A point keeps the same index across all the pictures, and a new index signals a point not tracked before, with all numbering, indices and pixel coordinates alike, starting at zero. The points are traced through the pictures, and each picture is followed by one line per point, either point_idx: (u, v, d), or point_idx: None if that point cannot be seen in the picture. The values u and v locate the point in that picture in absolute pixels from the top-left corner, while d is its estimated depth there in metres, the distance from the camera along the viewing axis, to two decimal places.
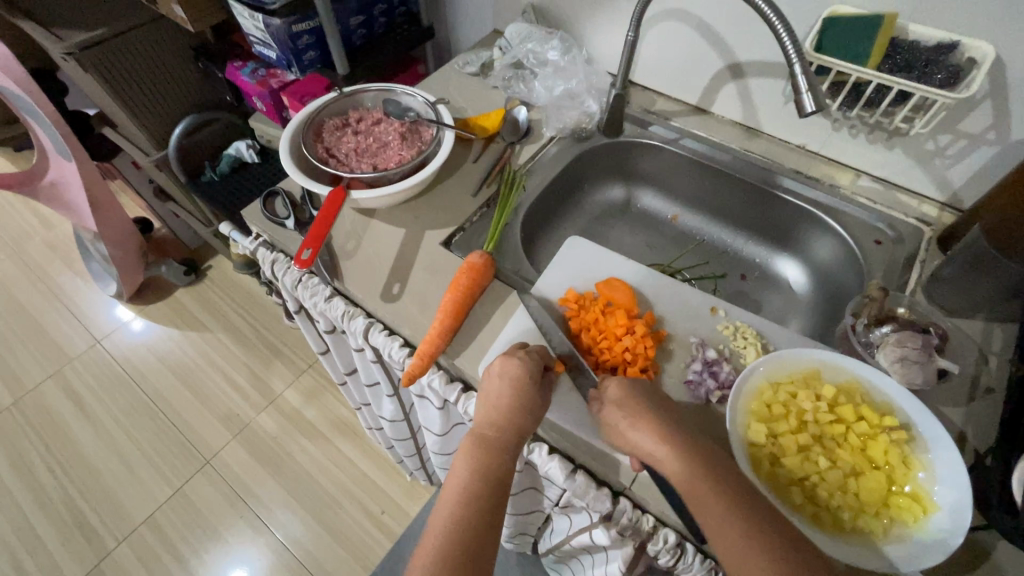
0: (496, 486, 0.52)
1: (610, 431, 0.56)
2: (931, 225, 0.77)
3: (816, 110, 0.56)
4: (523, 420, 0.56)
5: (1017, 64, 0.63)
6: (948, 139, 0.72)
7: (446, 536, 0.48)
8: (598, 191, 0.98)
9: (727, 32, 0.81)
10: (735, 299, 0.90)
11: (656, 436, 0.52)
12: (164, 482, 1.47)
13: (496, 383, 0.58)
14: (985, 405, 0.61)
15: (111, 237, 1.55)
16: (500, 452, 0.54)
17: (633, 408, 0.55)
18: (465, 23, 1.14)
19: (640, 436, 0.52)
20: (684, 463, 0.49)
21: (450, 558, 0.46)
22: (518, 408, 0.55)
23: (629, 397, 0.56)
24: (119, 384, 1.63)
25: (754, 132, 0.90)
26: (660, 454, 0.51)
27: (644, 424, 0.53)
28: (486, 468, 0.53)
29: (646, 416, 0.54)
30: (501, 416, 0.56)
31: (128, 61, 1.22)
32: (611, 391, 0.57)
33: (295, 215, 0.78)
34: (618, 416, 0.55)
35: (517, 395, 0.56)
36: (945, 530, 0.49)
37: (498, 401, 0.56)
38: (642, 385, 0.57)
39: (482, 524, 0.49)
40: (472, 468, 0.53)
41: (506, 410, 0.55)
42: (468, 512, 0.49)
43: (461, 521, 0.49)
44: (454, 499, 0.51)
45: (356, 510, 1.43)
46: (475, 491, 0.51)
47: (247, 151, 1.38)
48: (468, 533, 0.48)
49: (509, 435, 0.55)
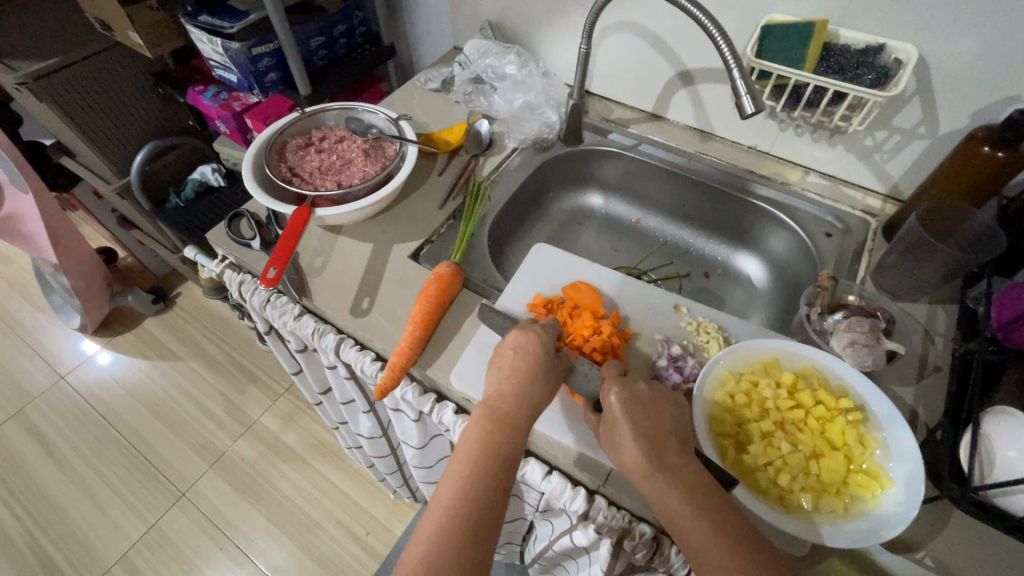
0: (507, 451, 0.52)
1: (606, 441, 0.54)
2: (876, 216, 0.81)
3: (755, 111, 0.59)
4: (537, 390, 0.56)
5: (937, 63, 0.68)
6: (884, 134, 0.77)
7: (460, 494, 0.48)
8: (562, 199, 1.01)
9: (675, 42, 0.85)
10: (699, 296, 0.93)
11: (649, 458, 0.50)
12: (137, 519, 1.42)
13: (509, 356, 0.59)
14: (933, 381, 0.64)
15: (73, 268, 1.51)
16: (516, 419, 0.54)
17: (635, 424, 0.52)
18: (425, 40, 1.16)
19: (638, 458, 0.50)
20: (681, 498, 0.48)
21: (461, 516, 0.47)
22: (533, 375, 0.57)
23: (627, 415, 0.53)
24: (86, 420, 1.58)
25: (708, 135, 0.94)
26: (644, 475, 0.49)
27: (643, 445, 0.50)
28: (500, 433, 0.53)
29: (648, 442, 0.51)
30: (517, 386, 0.56)
31: (83, 88, 1.20)
32: (613, 405, 0.54)
33: (261, 235, 0.78)
34: (619, 431, 0.52)
35: (533, 363, 0.58)
36: (901, 503, 0.52)
37: (511, 370, 0.58)
38: (644, 399, 0.55)
39: (494, 485, 0.50)
40: (486, 435, 0.52)
41: (519, 379, 0.56)
42: (479, 474, 0.50)
43: (472, 481, 0.49)
44: (463, 461, 0.51)
45: (340, 533, 1.40)
46: (485, 455, 0.51)
47: (212, 175, 1.39)
48: (478, 493, 0.49)
49: (523, 403, 0.55)
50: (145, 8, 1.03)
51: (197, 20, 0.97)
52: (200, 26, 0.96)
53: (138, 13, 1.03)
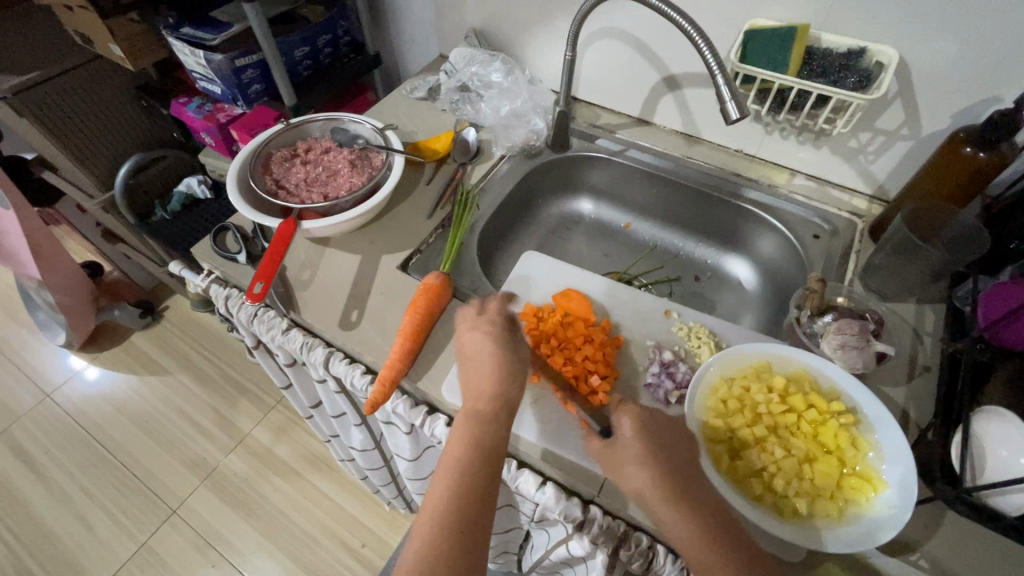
0: (487, 449, 0.52)
1: (612, 464, 0.53)
2: (862, 217, 0.82)
3: (740, 116, 0.59)
4: (506, 383, 0.56)
5: (918, 65, 0.69)
6: (869, 135, 0.78)
7: (447, 498, 0.48)
8: (552, 205, 1.01)
9: (660, 47, 0.85)
10: (690, 300, 0.93)
11: (664, 485, 0.50)
12: (127, 538, 1.39)
13: (475, 353, 0.59)
14: (923, 381, 0.64)
15: (57, 284, 1.49)
16: (494, 419, 0.54)
17: (648, 449, 0.52)
18: (411, 48, 1.16)
19: (648, 484, 0.50)
20: (690, 528, 0.48)
21: (449, 519, 0.47)
22: (502, 369, 0.57)
23: (641, 439, 0.53)
24: (73, 438, 1.55)
25: (695, 139, 0.94)
26: (654, 502, 0.50)
27: (656, 470, 0.50)
28: (479, 435, 0.52)
29: (660, 467, 0.51)
30: (487, 381, 0.56)
31: (64, 102, 1.19)
32: (625, 427, 0.54)
33: (247, 249, 0.77)
34: (629, 455, 0.52)
35: (495, 356, 0.57)
36: (895, 505, 0.52)
37: (480, 366, 0.58)
38: (657, 423, 0.54)
39: (479, 486, 0.49)
40: (466, 436, 0.52)
41: (489, 375, 0.56)
42: (461, 479, 0.49)
43: (458, 486, 0.49)
44: (447, 470, 0.51)
45: (335, 547, 1.39)
46: (466, 459, 0.51)
47: (199, 187, 1.37)
48: (463, 497, 0.48)
49: (494, 399, 0.55)
50: (126, 20, 1.02)
51: (179, 32, 0.96)
52: (183, 38, 0.95)
53: (119, 26, 1.01)
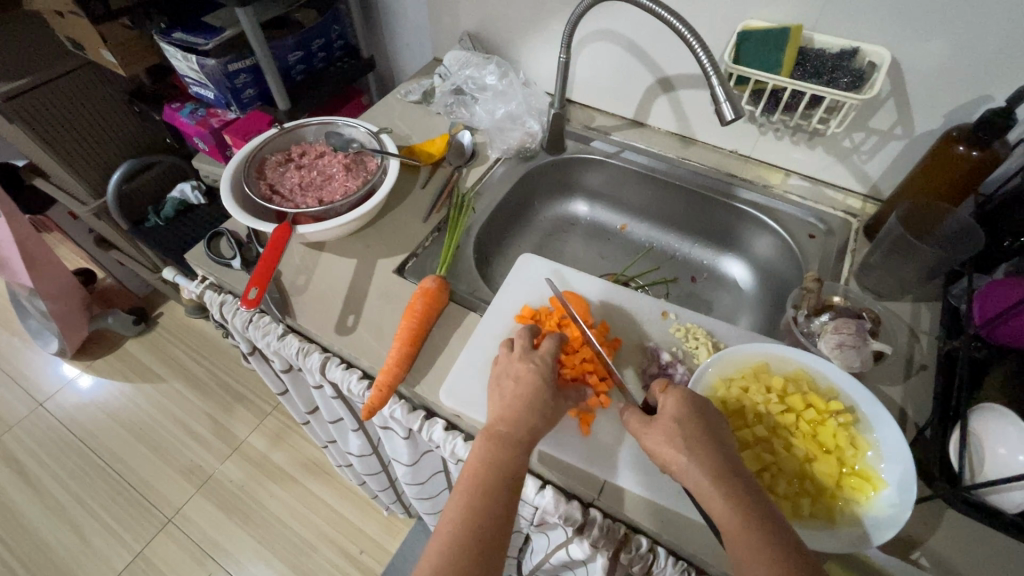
0: (507, 482, 0.50)
1: (655, 444, 0.51)
2: (857, 216, 0.82)
3: (735, 117, 0.59)
4: (537, 418, 0.54)
5: (910, 65, 0.69)
6: (863, 135, 0.78)
7: (461, 526, 0.47)
8: (547, 208, 1.01)
9: (654, 49, 0.86)
10: (687, 301, 0.93)
11: (709, 463, 0.47)
12: (122, 548, 1.38)
13: (509, 383, 0.57)
14: (920, 380, 0.64)
15: (49, 292, 1.47)
16: (516, 449, 0.52)
17: (693, 428, 0.50)
18: (405, 52, 1.15)
19: (691, 463, 0.48)
20: (730, 505, 0.45)
21: (460, 546, 0.46)
22: (532, 407, 0.54)
23: (689, 418, 0.51)
24: (66, 447, 1.53)
25: (690, 140, 0.95)
26: (698, 477, 0.47)
27: (697, 449, 0.49)
28: (496, 461, 0.51)
29: (700, 446, 0.49)
30: (517, 414, 0.54)
31: (55, 108, 1.18)
32: (667, 406, 0.52)
33: (241, 255, 0.77)
34: (670, 434, 0.50)
35: (532, 392, 0.55)
36: (894, 504, 0.52)
37: (509, 399, 0.55)
38: (704, 404, 0.53)
39: (494, 516, 0.48)
40: (487, 464, 0.51)
41: (520, 408, 0.54)
42: (474, 502, 0.48)
43: (473, 512, 0.48)
44: (462, 492, 0.50)
45: (333, 553, 1.38)
46: (483, 484, 0.50)
47: (193, 193, 1.36)
48: (477, 526, 0.47)
49: (523, 431, 0.53)
50: (117, 26, 1.01)
51: (171, 37, 0.95)
52: (175, 43, 0.95)
53: (111, 32, 1.01)
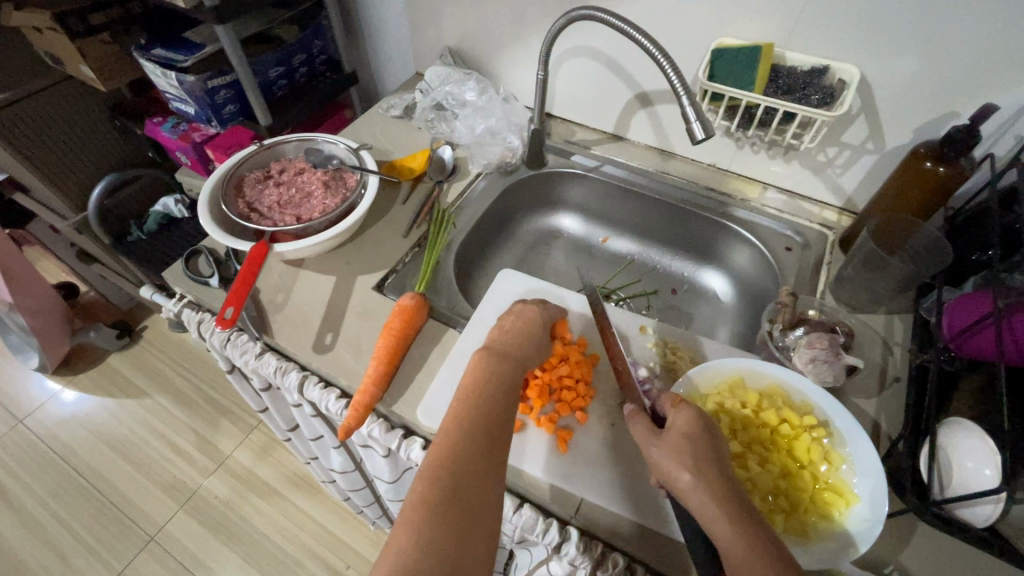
0: (511, 381, 0.54)
1: (661, 457, 0.49)
2: (833, 229, 0.83)
3: (707, 136, 0.60)
4: (534, 344, 0.60)
5: (879, 82, 0.71)
6: (836, 150, 0.79)
7: (474, 404, 0.49)
8: (530, 221, 1.01)
9: (631, 65, 0.87)
10: (668, 313, 0.93)
11: (716, 488, 0.45)
12: (103, 567, 1.35)
13: (511, 319, 0.63)
14: (894, 392, 0.65)
15: (29, 307, 1.45)
16: (516, 364, 0.56)
17: (704, 450, 0.48)
18: (388, 66, 1.16)
19: (697, 482, 0.46)
20: (733, 523, 0.43)
21: (474, 420, 0.48)
22: (531, 336, 0.60)
23: (698, 437, 0.49)
24: (46, 465, 1.51)
25: (669, 154, 0.95)
26: (703, 500, 0.45)
27: (704, 469, 0.47)
28: (496, 365, 0.54)
29: (709, 464, 0.47)
30: (518, 340, 0.60)
31: (34, 123, 1.17)
32: (678, 421, 0.51)
33: (219, 273, 0.76)
34: (681, 451, 0.48)
35: (530, 326, 0.62)
36: (866, 519, 0.52)
37: (511, 329, 0.61)
38: (713, 428, 0.51)
39: (502, 405, 0.50)
40: (494, 365, 0.54)
41: (520, 335, 0.60)
42: (481, 396, 0.50)
43: (485, 396, 0.50)
44: (472, 381, 0.52)
45: (319, 569, 1.36)
46: (492, 378, 0.53)
47: (176, 207, 1.35)
48: (488, 405, 0.49)
49: (522, 350, 0.58)
50: (97, 41, 1.01)
51: (150, 54, 0.95)
52: (154, 60, 0.95)
53: (90, 48, 1.01)
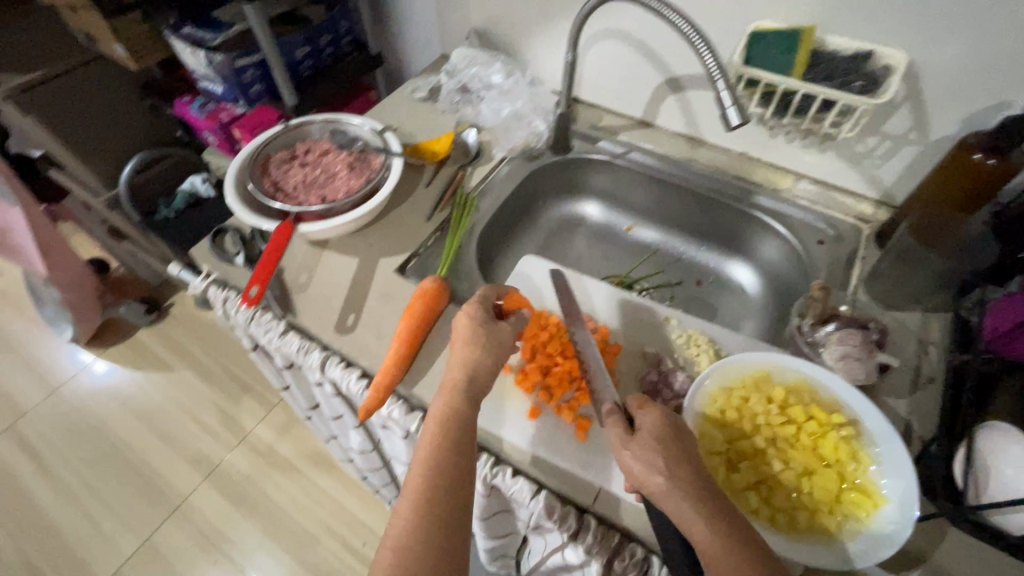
0: (464, 428, 0.54)
1: (630, 459, 0.50)
2: (868, 222, 0.80)
3: (742, 122, 0.58)
4: (482, 365, 0.58)
5: (927, 68, 0.67)
6: (875, 140, 0.76)
7: (429, 470, 0.51)
8: (553, 208, 1.00)
9: (663, 49, 0.84)
10: (691, 305, 0.91)
11: (691, 493, 0.46)
12: (131, 533, 1.40)
13: (458, 335, 0.60)
14: (928, 393, 0.63)
15: (63, 281, 1.50)
16: (469, 403, 0.56)
17: (674, 450, 0.49)
18: (414, 48, 1.15)
19: (672, 486, 0.47)
20: (711, 528, 0.45)
21: (430, 489, 0.50)
22: (478, 354, 0.59)
23: (666, 437, 0.50)
24: (79, 433, 1.57)
25: (698, 142, 0.93)
26: (679, 503, 0.46)
27: (680, 473, 0.47)
28: (454, 417, 0.55)
29: (684, 468, 0.48)
30: (465, 363, 0.58)
31: (70, 100, 1.21)
32: (647, 423, 0.51)
33: (245, 251, 0.78)
34: (653, 453, 0.49)
35: (475, 339, 0.59)
36: (895, 522, 0.50)
37: (456, 351, 0.59)
38: (681, 425, 0.52)
39: (456, 462, 0.52)
40: (444, 414, 0.55)
41: (466, 356, 0.58)
42: (437, 463, 0.51)
43: (439, 457, 0.52)
44: (428, 442, 0.53)
45: (336, 545, 1.39)
46: (445, 434, 0.53)
47: (203, 185, 1.38)
48: (443, 469, 0.51)
49: (471, 380, 0.57)
50: (129, 20, 1.02)
51: (180, 32, 0.97)
52: (185, 39, 0.96)
53: (122, 26, 1.02)
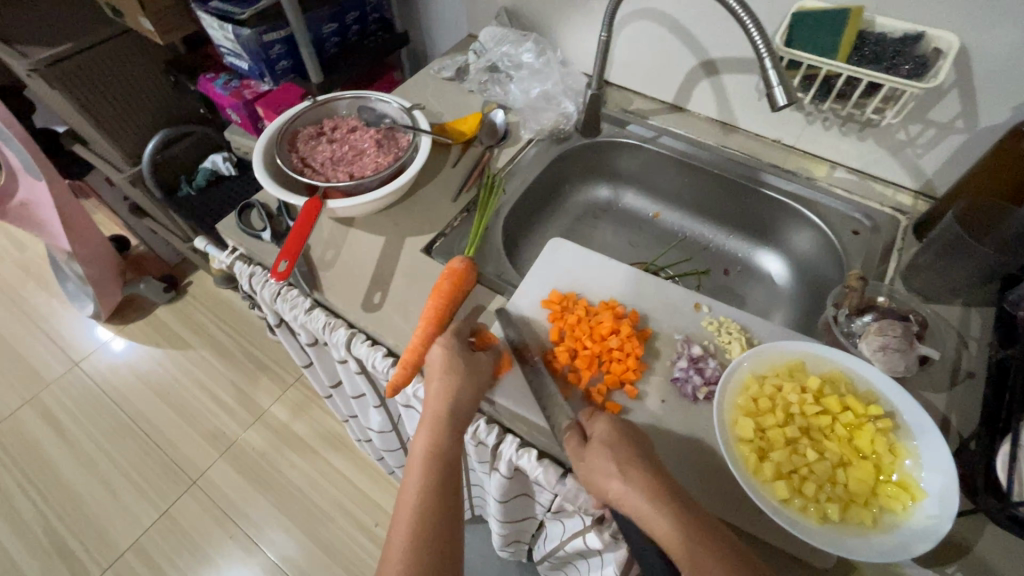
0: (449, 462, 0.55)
1: (586, 466, 0.52)
2: (906, 213, 0.78)
3: (789, 103, 0.56)
4: (461, 393, 0.57)
5: (981, 53, 0.65)
6: (919, 128, 0.74)
7: (419, 512, 0.51)
8: (579, 192, 0.98)
9: (699, 30, 0.82)
10: (719, 294, 0.90)
11: (646, 491, 0.48)
12: (149, 506, 1.43)
13: (432, 365, 0.59)
14: (967, 389, 0.61)
15: (86, 256, 1.51)
16: (450, 435, 0.56)
17: (625, 450, 0.51)
18: (440, 27, 1.13)
19: (627, 487, 0.48)
20: (673, 524, 0.46)
21: (421, 531, 0.50)
22: (455, 383, 0.57)
23: (618, 440, 0.52)
24: (99, 407, 1.59)
25: (731, 128, 0.91)
26: (639, 503, 0.48)
27: (631, 473, 0.49)
28: (438, 452, 0.55)
29: (637, 469, 0.49)
30: (441, 393, 0.57)
31: (96, 75, 1.20)
32: (599, 431, 0.53)
33: (272, 227, 0.77)
34: (604, 457, 0.51)
35: (450, 368, 0.58)
36: (934, 516, 0.49)
37: (431, 382, 0.58)
38: (630, 428, 0.54)
39: (444, 501, 0.53)
40: (429, 451, 0.55)
41: (442, 385, 0.57)
42: (428, 503, 0.52)
43: (427, 497, 0.52)
44: (416, 482, 0.54)
45: (349, 525, 1.41)
46: (432, 473, 0.54)
47: (224, 164, 1.38)
48: (433, 509, 0.52)
49: (451, 411, 0.57)
50: None
51: (208, 6, 0.95)
52: (212, 12, 0.95)
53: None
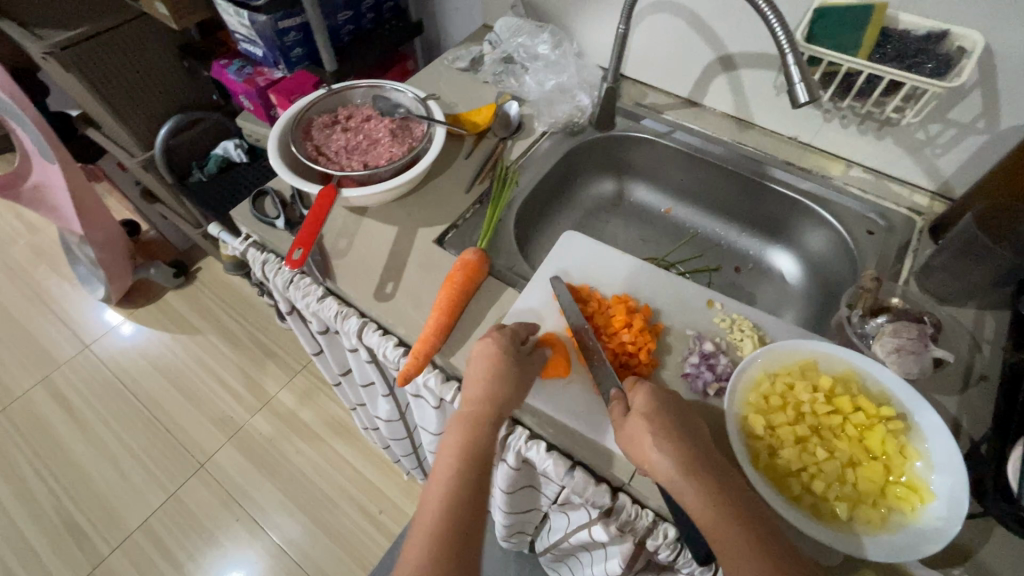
0: (481, 461, 0.54)
1: (624, 437, 0.53)
2: (922, 214, 0.77)
3: (809, 100, 0.56)
4: (503, 396, 0.57)
5: (1004, 52, 0.64)
6: (939, 127, 0.73)
7: (443, 507, 0.51)
8: (591, 185, 0.98)
9: (718, 24, 0.81)
10: (729, 291, 0.90)
11: (679, 459, 0.49)
12: (158, 487, 1.45)
13: (477, 362, 0.59)
14: (979, 392, 0.61)
15: (98, 240, 1.53)
16: (484, 435, 0.56)
17: (660, 420, 0.52)
18: (454, 17, 1.12)
19: (661, 455, 0.50)
20: (702, 495, 0.48)
21: (442, 526, 0.50)
22: (497, 384, 0.57)
23: (656, 412, 0.53)
24: (109, 389, 1.61)
25: (747, 124, 0.90)
26: (669, 472, 0.49)
27: (666, 442, 0.50)
28: (471, 449, 0.55)
29: (672, 438, 0.51)
30: (482, 391, 0.57)
31: (109, 59, 1.20)
32: (637, 401, 0.55)
33: (285, 215, 0.77)
34: (641, 427, 0.52)
35: (498, 367, 0.58)
36: (943, 518, 0.50)
37: (475, 379, 0.58)
38: (668, 398, 0.55)
39: (471, 500, 0.52)
40: (461, 448, 0.55)
41: (484, 384, 0.57)
42: (453, 500, 0.52)
43: (453, 492, 0.52)
44: (444, 477, 0.53)
45: (353, 511, 1.42)
46: (461, 471, 0.54)
47: (235, 151, 1.38)
48: (457, 507, 0.51)
49: (489, 411, 0.56)
50: None
51: None
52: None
53: None
